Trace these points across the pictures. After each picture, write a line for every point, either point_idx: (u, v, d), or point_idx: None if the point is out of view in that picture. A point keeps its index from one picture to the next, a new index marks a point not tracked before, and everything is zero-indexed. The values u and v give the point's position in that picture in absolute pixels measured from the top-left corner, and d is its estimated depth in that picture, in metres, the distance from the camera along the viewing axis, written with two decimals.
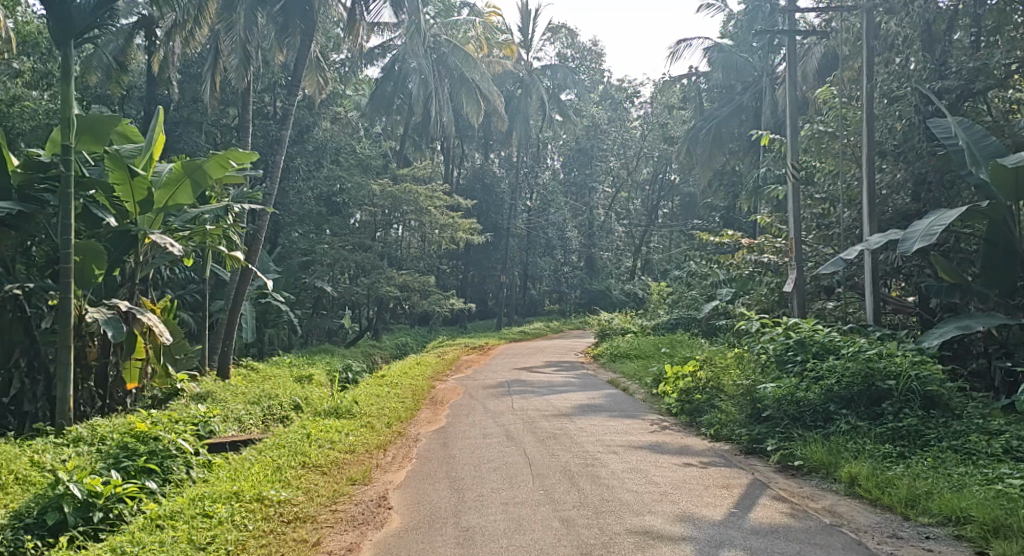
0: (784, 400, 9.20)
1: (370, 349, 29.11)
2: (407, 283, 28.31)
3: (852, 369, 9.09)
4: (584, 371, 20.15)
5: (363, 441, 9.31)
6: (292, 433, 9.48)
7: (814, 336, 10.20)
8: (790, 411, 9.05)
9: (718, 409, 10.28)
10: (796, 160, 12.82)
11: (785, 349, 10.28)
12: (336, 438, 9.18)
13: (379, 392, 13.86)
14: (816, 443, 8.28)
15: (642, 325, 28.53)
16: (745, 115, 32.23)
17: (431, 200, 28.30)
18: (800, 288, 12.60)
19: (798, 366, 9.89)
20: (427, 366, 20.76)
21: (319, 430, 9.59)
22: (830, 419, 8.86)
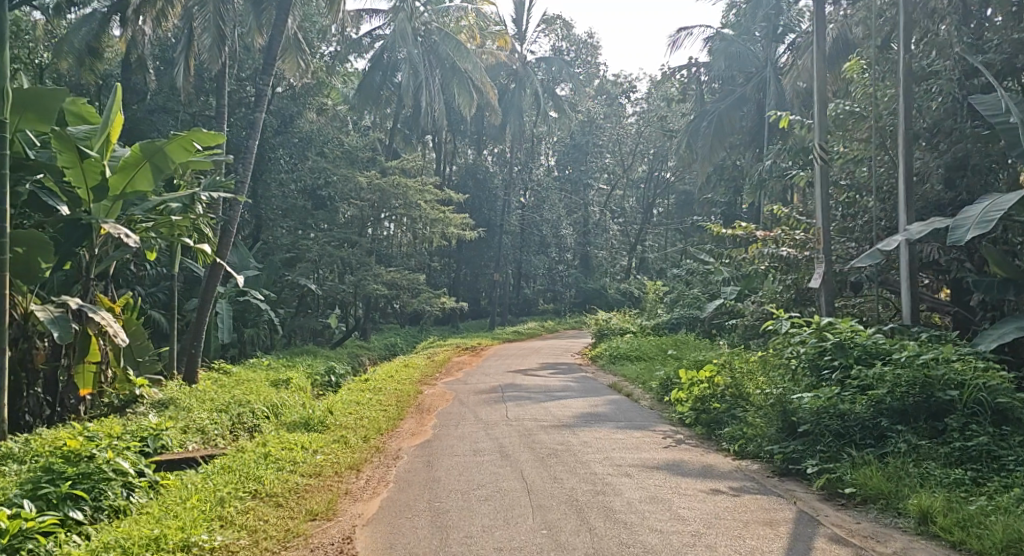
0: (826, 414, 8.10)
1: (357, 350, 27.85)
2: (396, 281, 27.09)
3: (905, 378, 8.04)
4: (582, 373, 18.96)
5: (333, 461, 8.08)
6: (250, 452, 8.25)
7: (854, 339, 9.08)
8: (834, 427, 7.93)
9: (743, 421, 9.09)
10: (824, 141, 11.59)
11: (820, 353, 9.14)
12: (300, 458, 7.94)
13: (360, 398, 12.62)
14: (871, 467, 7.17)
15: (642, 324, 27.38)
16: (748, 107, 31.01)
17: (422, 194, 27.18)
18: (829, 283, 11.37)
19: (837, 374, 8.77)
20: (416, 368, 19.59)
21: (279, 447, 8.35)
22: (882, 436, 7.76)
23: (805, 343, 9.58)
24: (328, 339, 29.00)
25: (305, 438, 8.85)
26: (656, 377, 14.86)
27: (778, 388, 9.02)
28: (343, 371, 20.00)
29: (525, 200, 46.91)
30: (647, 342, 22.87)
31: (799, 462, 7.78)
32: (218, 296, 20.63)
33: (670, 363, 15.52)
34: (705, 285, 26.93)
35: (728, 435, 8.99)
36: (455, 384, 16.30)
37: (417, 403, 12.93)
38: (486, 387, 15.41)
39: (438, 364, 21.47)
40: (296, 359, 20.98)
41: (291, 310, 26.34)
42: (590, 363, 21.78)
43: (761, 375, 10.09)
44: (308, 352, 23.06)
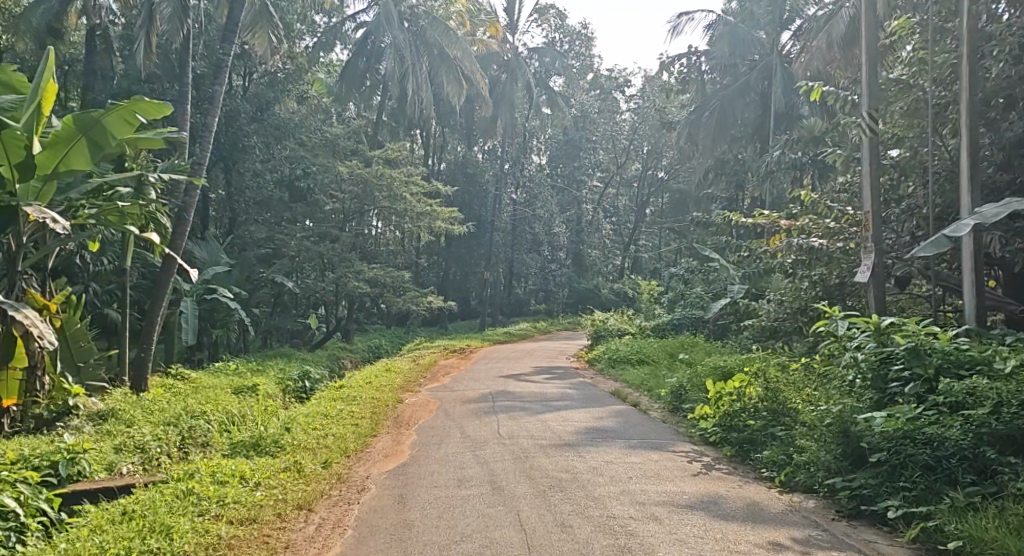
0: (916, 443, 6.81)
1: (338, 353, 26.26)
2: (381, 279, 25.54)
3: (1014, 396, 6.76)
4: (580, 378, 17.39)
5: (275, 500, 6.58)
6: (173, 488, 6.76)
7: (930, 344, 7.73)
8: (926, 459, 6.66)
9: (791, 446, 7.88)
10: (874, 109, 10.11)
11: (885, 362, 7.79)
12: (230, 500, 6.45)
13: (327, 410, 11.08)
14: (986, 518, 5.91)
15: (641, 325, 25.89)
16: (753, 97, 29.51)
17: (407, 186, 25.62)
18: (880, 279, 9.99)
19: (914, 388, 7.44)
20: (400, 372, 18.14)
21: (209, 481, 6.88)
22: (987, 472, 6.50)
23: (863, 349, 8.24)
24: (308, 341, 27.39)
25: (246, 465, 7.37)
26: (664, 383, 13.38)
27: (834, 404, 7.74)
28: (319, 376, 18.47)
29: (517, 196, 45.38)
30: (648, 344, 21.37)
31: (882, 501, 6.64)
32: (181, 296, 19.10)
33: (679, 368, 14.02)
34: (708, 284, 25.46)
35: (774, 459, 7.82)
36: (440, 391, 14.84)
37: (393, 415, 11.47)
38: (475, 394, 13.92)
39: (424, 367, 19.99)
40: (269, 362, 19.42)
41: (268, 310, 24.77)
42: (587, 367, 20.27)
43: (803, 386, 8.80)
44: (283, 355, 21.49)
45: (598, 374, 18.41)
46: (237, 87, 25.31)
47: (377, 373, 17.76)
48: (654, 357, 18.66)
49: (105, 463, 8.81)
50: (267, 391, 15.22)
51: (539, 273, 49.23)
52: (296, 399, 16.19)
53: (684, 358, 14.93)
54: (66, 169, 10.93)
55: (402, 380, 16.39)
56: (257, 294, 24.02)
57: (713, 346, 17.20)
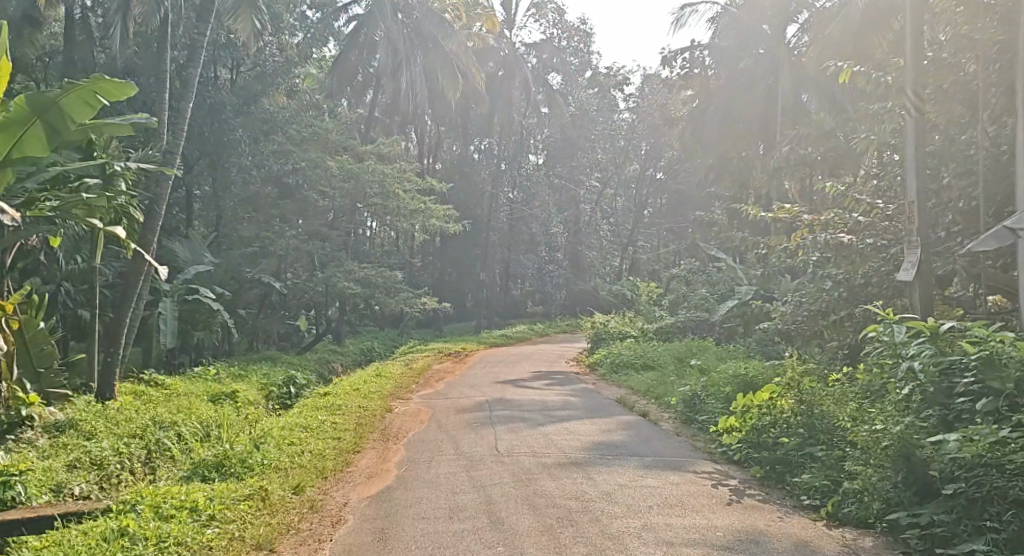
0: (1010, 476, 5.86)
1: (328, 357, 25.23)
2: (373, 279, 24.51)
3: None
4: (582, 384, 16.41)
5: (226, 543, 5.70)
6: (109, 528, 5.87)
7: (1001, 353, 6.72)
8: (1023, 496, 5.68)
9: (832, 472, 7.33)
10: (918, 90, 9.27)
11: (948, 375, 6.84)
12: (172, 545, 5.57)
13: (308, 421, 10.15)
14: None
15: (643, 328, 24.92)
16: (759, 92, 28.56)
17: (399, 181, 25.28)
18: (925, 277, 9.14)
19: (989, 405, 6.48)
20: (392, 377, 17.17)
21: (153, 519, 5.99)
22: None
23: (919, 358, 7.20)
24: (296, 343, 26.34)
25: (198, 496, 6.52)
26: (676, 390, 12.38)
27: (885, 424, 6.91)
28: (307, 381, 17.47)
29: (514, 195, 44.32)
30: (652, 348, 20.39)
31: (966, 543, 5.79)
32: (161, 300, 18.16)
33: (694, 375, 12.99)
34: (712, 286, 24.51)
35: (816, 484, 7.27)
36: (433, 398, 13.85)
37: (380, 426, 10.57)
38: (470, 403, 12.92)
39: (416, 372, 18.98)
40: (252, 366, 18.39)
41: (255, 311, 23.70)
42: (588, 372, 19.25)
43: (843, 400, 8.08)
44: (269, 359, 20.45)
45: (603, 379, 17.36)
46: (226, 78, 24.18)
47: (368, 378, 16.81)
48: (659, 361, 17.66)
49: (36, 492, 7.91)
50: (251, 401, 14.30)
51: (536, 275, 48.22)
52: (281, 406, 15.20)
53: (697, 364, 13.95)
54: (21, 155, 9.95)
55: (395, 387, 15.48)
56: (243, 295, 22.95)
57: (722, 350, 16.21)
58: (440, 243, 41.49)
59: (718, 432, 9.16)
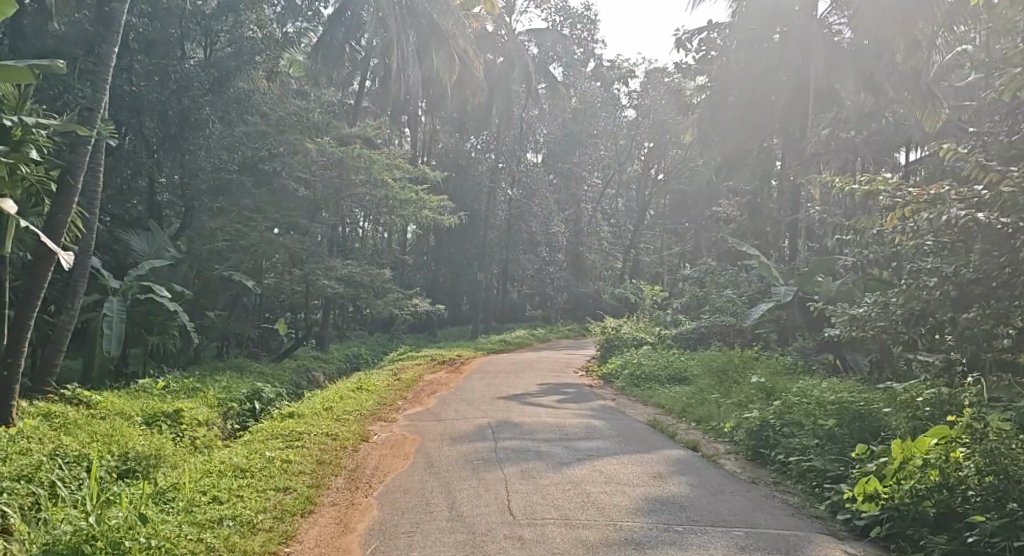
0: None
1: (308, 366, 22.59)
2: (358, 277, 21.85)
3: None
4: (601, 400, 13.86)
5: None
6: None
7: None
8: None
9: None
10: None
11: None
12: None
13: (254, 458, 7.90)
14: None
15: (660, 334, 22.33)
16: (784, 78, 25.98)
17: (388, 169, 22.61)
18: None
19: None
20: (378, 391, 14.72)
21: None
22: None
23: None
24: (274, 350, 23.67)
25: None
26: (740, 420, 9.72)
27: None
28: (275, 395, 14.92)
29: (514, 193, 41.67)
30: (677, 359, 17.72)
31: None
32: (105, 300, 15.61)
33: (761, 403, 10.29)
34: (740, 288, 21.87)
35: None
36: (422, 421, 11.29)
37: (350, 465, 8.22)
38: (468, 428, 10.34)
39: (405, 384, 16.44)
40: (211, 377, 15.73)
41: (224, 313, 21.00)
42: (605, 387, 16.56)
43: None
44: (235, 368, 17.78)
45: (625, 397, 14.69)
46: (195, 54, 21.46)
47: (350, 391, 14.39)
48: (690, 374, 15.09)
49: None
50: (205, 423, 11.87)
51: (536, 278, 45.49)
52: (241, 427, 12.73)
53: (760, 385, 11.24)
54: None
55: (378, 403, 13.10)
56: (210, 295, 20.30)
57: (771, 363, 13.58)
58: (435, 243, 38.83)
59: (842, 497, 7.39)
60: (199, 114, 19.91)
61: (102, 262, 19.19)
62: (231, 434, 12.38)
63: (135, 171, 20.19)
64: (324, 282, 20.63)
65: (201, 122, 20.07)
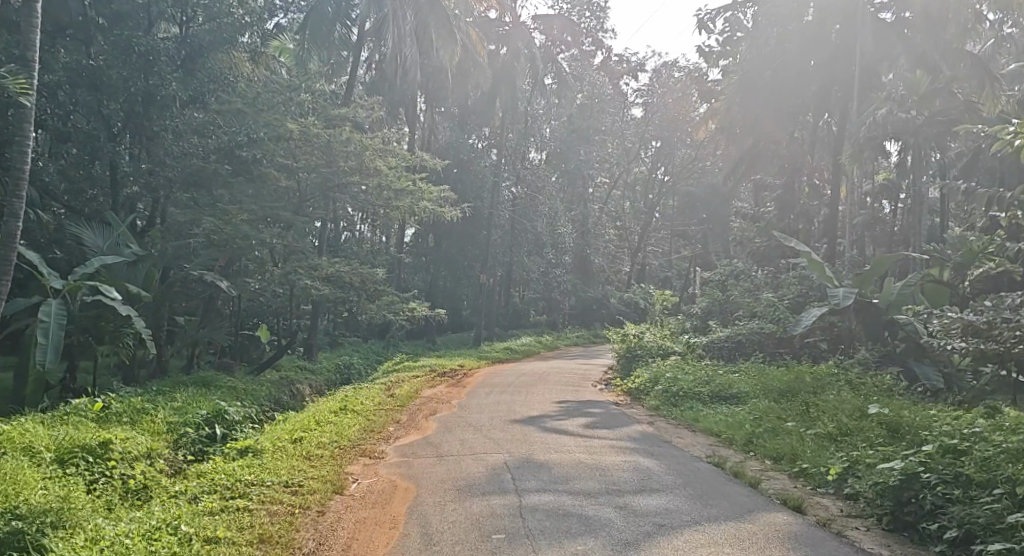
0: None
1: (291, 378, 20.12)
2: (348, 278, 19.39)
3: None
4: (637, 425, 11.43)
5: None
6: None
7: None
8: None
9: None
10: None
11: None
12: None
13: (172, 543, 5.70)
14: None
15: (687, 342, 19.91)
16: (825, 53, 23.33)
17: (382, 156, 20.23)
18: None
19: None
20: (368, 412, 12.40)
21: None
22: None
23: None
24: (255, 361, 21.20)
25: None
26: (859, 469, 7.41)
27: None
28: (244, 417, 12.55)
29: (519, 191, 39.33)
30: (718, 374, 15.22)
31: None
32: (43, 303, 13.09)
33: (882, 444, 7.82)
34: (779, 292, 19.44)
35: None
36: (420, 456, 8.92)
37: (307, 546, 6.09)
38: (479, 467, 7.95)
39: (399, 402, 14.09)
40: (170, 395, 13.29)
41: (196, 319, 18.53)
42: (639, 406, 13.99)
43: None
44: (201, 383, 15.32)
45: (668, 421, 12.14)
46: (168, 29, 19.11)
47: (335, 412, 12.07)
48: (743, 393, 12.67)
49: None
50: (145, 455, 9.64)
51: (541, 283, 43.08)
52: (194, 457, 10.48)
53: (876, 417, 8.65)
54: None
55: (362, 427, 10.85)
56: (179, 298, 17.91)
57: (848, 382, 11.16)
58: (434, 244, 36.41)
59: None
60: (165, 91, 17.55)
61: (55, 260, 16.77)
62: (181, 467, 10.14)
63: (94, 156, 17.85)
64: (306, 282, 17.97)
65: (169, 101, 17.78)
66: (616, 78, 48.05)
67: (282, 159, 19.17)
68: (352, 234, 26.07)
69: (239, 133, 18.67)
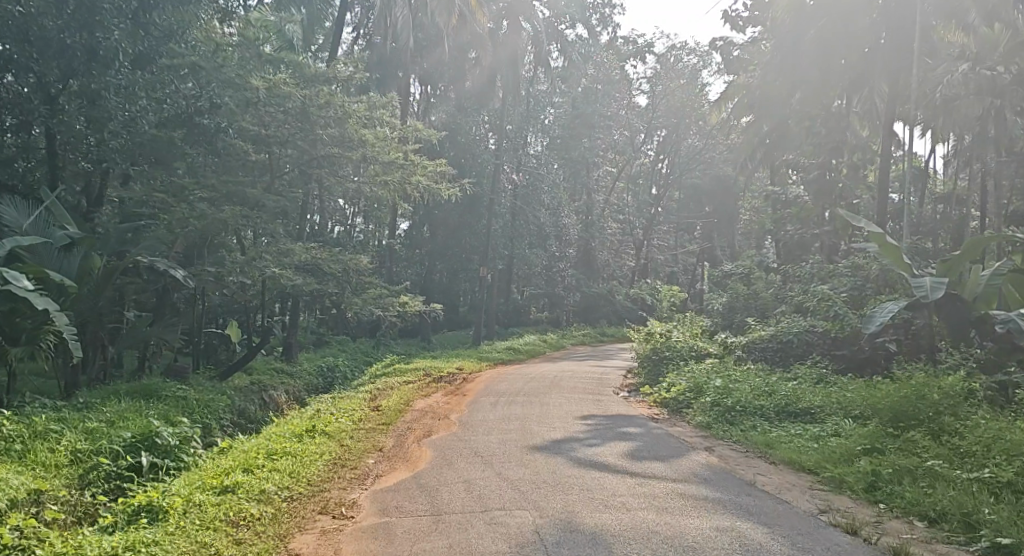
0: None
1: (263, 384, 17.40)
2: (328, 267, 16.65)
3: None
4: (693, 454, 8.80)
5: None
6: None
7: None
8: None
9: None
10: None
11: None
12: None
13: None
14: None
15: (722, 343, 17.22)
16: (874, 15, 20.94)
17: (366, 126, 17.45)
18: None
19: None
20: (348, 431, 9.88)
21: None
22: None
23: None
24: (224, 364, 18.47)
25: None
26: None
27: None
28: (185, 436, 10.01)
29: (520, 178, 36.56)
30: (773, 382, 12.58)
31: None
32: None
33: None
34: (828, 286, 16.76)
35: None
36: (410, 517, 6.37)
37: None
38: (507, 544, 5.66)
39: (388, 416, 11.53)
40: (100, 409, 10.70)
41: (150, 315, 15.78)
42: (682, 423, 11.33)
43: None
44: (144, 391, 12.68)
45: (731, 445, 9.49)
46: None
47: (302, 429, 9.56)
48: (831, 417, 10.09)
49: None
50: (31, 499, 7.26)
51: (543, 278, 40.30)
52: (105, 498, 8.03)
53: None
54: None
55: (334, 456, 8.36)
56: (130, 291, 15.19)
57: (983, 408, 8.60)
58: (429, 233, 33.54)
59: None
60: (109, 44, 14.15)
61: None
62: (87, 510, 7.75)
63: (24, 121, 14.91)
64: (274, 272, 15.16)
65: (113, 56, 14.32)
66: (622, 61, 45.34)
67: (251, 128, 16.36)
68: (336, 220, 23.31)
69: (200, 96, 15.74)
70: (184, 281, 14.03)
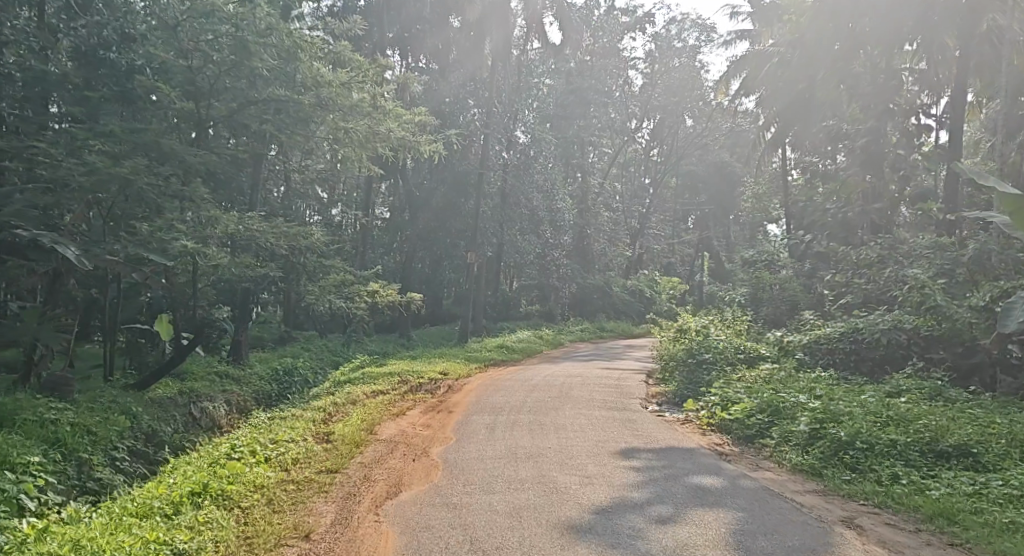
0: None
1: (194, 394, 13.73)
2: (274, 245, 12.85)
3: None
4: (842, 542, 5.25)
5: None
6: None
7: None
8: None
9: None
10: None
11: None
12: None
13: None
14: None
15: (778, 342, 13.69)
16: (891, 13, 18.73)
17: (324, 66, 13.69)
18: None
19: None
20: (266, 490, 6.34)
21: None
22: None
23: None
24: (150, 370, 14.76)
25: None
26: None
27: None
28: (13, 496, 6.45)
29: (511, 156, 32.86)
30: (878, 399, 9.06)
31: None
32: None
33: None
34: (913, 269, 13.15)
35: None
36: None
37: None
38: None
39: (339, 453, 7.96)
40: None
41: (37, 306, 11.96)
42: (769, 464, 7.78)
43: None
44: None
45: (882, 517, 5.93)
46: None
47: (187, 491, 6.03)
48: (1019, 471, 6.57)
49: None
50: None
51: (535, 267, 36.63)
52: None
53: None
54: None
55: None
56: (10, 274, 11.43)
57: None
58: (408, 217, 29.76)
59: None
60: None
61: None
62: None
63: None
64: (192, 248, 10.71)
65: None
66: (620, 33, 41.65)
67: (175, 64, 12.47)
68: (296, 194, 19.57)
69: (107, 25, 12.54)
70: (79, 262, 10.10)
